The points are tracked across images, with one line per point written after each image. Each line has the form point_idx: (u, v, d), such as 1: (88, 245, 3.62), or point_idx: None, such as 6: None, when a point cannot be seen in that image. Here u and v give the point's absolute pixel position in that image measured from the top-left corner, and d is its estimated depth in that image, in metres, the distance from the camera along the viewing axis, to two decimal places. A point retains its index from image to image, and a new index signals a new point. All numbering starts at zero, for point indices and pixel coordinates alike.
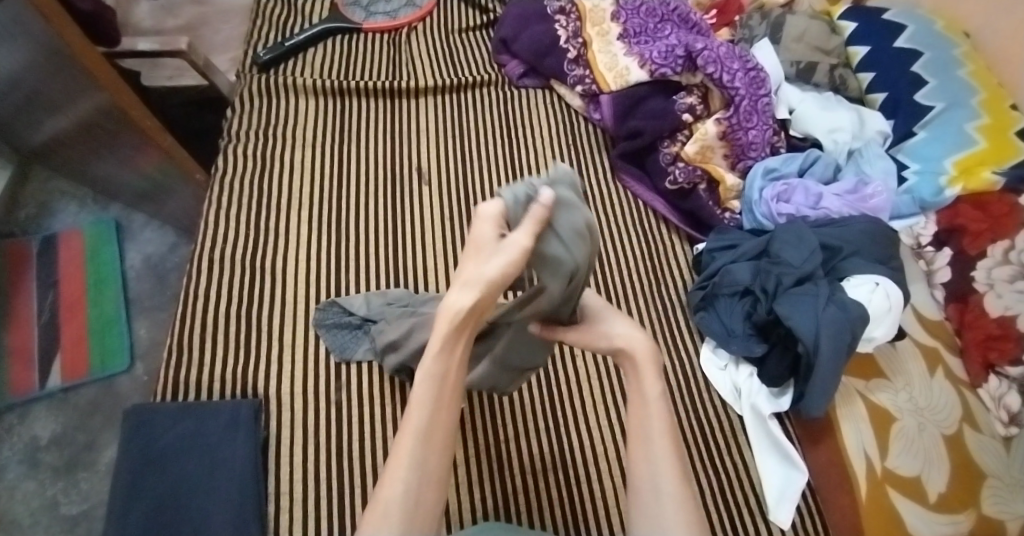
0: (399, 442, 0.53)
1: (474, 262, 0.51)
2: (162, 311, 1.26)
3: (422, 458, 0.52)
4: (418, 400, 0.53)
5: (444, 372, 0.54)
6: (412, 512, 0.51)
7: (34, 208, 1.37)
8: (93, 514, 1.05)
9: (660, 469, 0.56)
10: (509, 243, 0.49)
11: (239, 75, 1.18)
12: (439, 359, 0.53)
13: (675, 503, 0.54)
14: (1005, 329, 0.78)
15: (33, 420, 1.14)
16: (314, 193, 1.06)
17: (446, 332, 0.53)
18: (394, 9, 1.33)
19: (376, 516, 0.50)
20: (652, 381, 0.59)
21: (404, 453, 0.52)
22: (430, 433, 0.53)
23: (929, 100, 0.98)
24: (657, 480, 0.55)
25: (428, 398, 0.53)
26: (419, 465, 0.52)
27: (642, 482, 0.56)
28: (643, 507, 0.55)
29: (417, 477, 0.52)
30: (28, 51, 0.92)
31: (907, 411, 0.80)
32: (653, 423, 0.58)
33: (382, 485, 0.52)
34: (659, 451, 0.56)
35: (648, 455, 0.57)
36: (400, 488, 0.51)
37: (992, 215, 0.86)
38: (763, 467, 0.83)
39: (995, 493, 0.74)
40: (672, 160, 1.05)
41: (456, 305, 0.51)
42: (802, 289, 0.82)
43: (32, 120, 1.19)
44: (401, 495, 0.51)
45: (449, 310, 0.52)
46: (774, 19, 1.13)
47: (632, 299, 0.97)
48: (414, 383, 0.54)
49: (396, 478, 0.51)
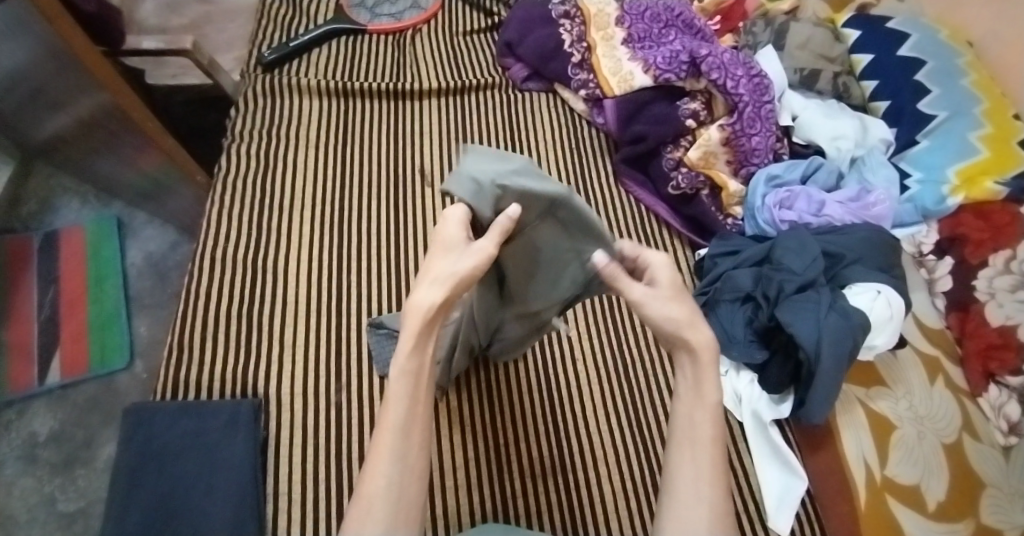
0: (377, 437, 0.52)
1: (438, 261, 0.53)
2: (162, 309, 1.25)
3: (403, 452, 0.52)
4: (394, 397, 0.53)
5: (420, 368, 0.53)
6: (397, 507, 0.51)
7: (36, 204, 1.37)
8: (91, 511, 1.04)
9: (703, 476, 0.52)
10: (475, 247, 0.53)
11: (244, 75, 1.18)
12: (416, 353, 0.53)
13: (712, 514, 0.51)
14: (1005, 338, 0.79)
15: (32, 415, 1.13)
16: (317, 193, 1.06)
17: (416, 329, 0.52)
18: (399, 10, 1.33)
19: (361, 511, 0.50)
20: (714, 387, 0.54)
21: (383, 449, 0.52)
22: (408, 429, 0.52)
23: (933, 109, 0.98)
24: (697, 487, 0.52)
25: (403, 392, 0.52)
26: (400, 459, 0.52)
27: (681, 484, 0.53)
28: (676, 508, 0.52)
29: (398, 470, 0.52)
30: (33, 49, 0.92)
31: (907, 419, 0.80)
32: (702, 429, 0.53)
33: (366, 479, 0.51)
34: (704, 459, 0.53)
35: (691, 457, 0.53)
36: (382, 481, 0.51)
37: (994, 224, 0.87)
38: (762, 472, 0.84)
39: (994, 502, 0.74)
40: (675, 165, 1.05)
41: (422, 302, 0.52)
42: (804, 297, 0.82)
43: (36, 117, 1.18)
44: (384, 490, 0.51)
45: (413, 307, 0.52)
46: (777, 27, 1.13)
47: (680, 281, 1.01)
48: (389, 381, 0.53)
49: (379, 472, 0.51)
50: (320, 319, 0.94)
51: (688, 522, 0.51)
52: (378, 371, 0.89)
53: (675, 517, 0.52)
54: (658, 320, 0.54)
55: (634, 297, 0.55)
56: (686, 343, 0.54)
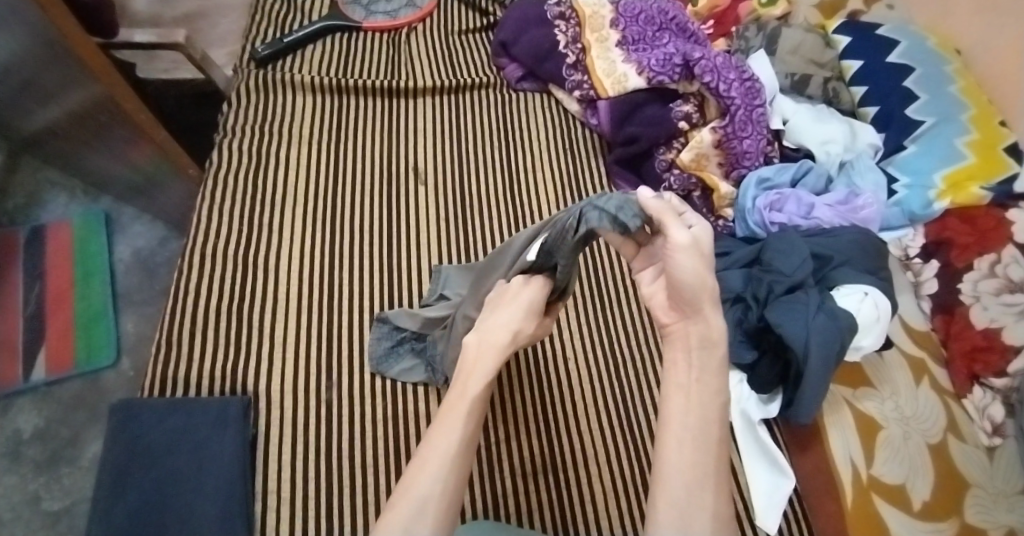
0: (430, 441, 0.51)
1: (507, 308, 0.58)
2: (150, 305, 1.24)
3: (457, 459, 0.50)
4: (456, 406, 0.53)
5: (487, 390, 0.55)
6: (444, 512, 0.48)
7: (23, 198, 1.36)
8: (75, 510, 1.03)
9: (705, 481, 0.48)
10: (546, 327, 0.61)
11: (237, 70, 1.18)
12: (490, 381, 0.54)
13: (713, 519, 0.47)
14: (990, 341, 0.80)
15: (16, 413, 1.12)
16: (309, 189, 1.06)
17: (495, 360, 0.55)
18: (394, 9, 1.33)
19: (407, 510, 0.47)
20: (720, 385, 0.51)
21: (439, 451, 0.50)
22: (466, 440, 0.52)
23: (919, 115, 1.00)
24: (702, 492, 0.48)
25: (467, 404, 0.53)
26: (454, 465, 0.50)
27: (681, 477, 0.48)
28: (674, 501, 0.47)
29: (451, 477, 0.50)
30: (24, 38, 0.91)
31: (893, 419, 0.81)
32: (709, 429, 0.50)
33: (412, 480, 0.49)
34: (707, 459, 0.48)
35: (693, 456, 0.48)
36: (434, 484, 0.49)
37: (979, 228, 0.88)
38: (750, 470, 0.85)
39: (978, 502, 0.74)
40: (667, 166, 1.07)
41: (498, 337, 0.56)
42: (792, 298, 0.83)
43: (25, 109, 1.18)
44: (436, 493, 0.49)
45: (495, 339, 0.56)
46: (770, 31, 1.16)
47: None
48: (449, 395, 0.54)
49: (430, 475, 0.49)
50: (312, 316, 0.93)
51: (689, 523, 0.46)
52: (371, 368, 0.89)
53: (676, 518, 0.47)
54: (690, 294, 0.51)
55: (683, 243, 0.50)
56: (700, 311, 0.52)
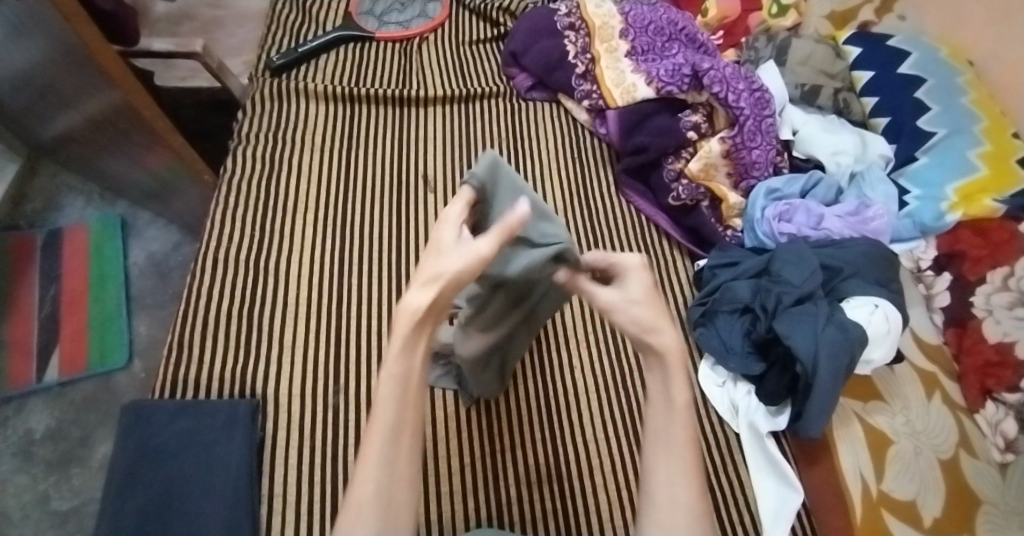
0: (366, 438, 0.49)
1: (427, 264, 0.51)
2: (163, 308, 1.26)
3: (392, 454, 0.49)
4: (382, 397, 0.49)
5: (406, 372, 0.50)
6: (387, 513, 0.47)
7: (41, 202, 1.39)
8: (85, 510, 1.04)
9: (678, 479, 0.49)
10: (472, 247, 0.51)
11: (252, 79, 1.19)
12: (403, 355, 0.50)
13: (691, 517, 0.48)
14: (1003, 356, 0.79)
15: (29, 412, 1.14)
16: (320, 196, 1.07)
17: (404, 330, 0.49)
18: (406, 19, 1.34)
19: (350, 517, 0.47)
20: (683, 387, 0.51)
21: (371, 452, 0.48)
22: (398, 429, 0.49)
23: (932, 127, 0.99)
24: (674, 489, 0.49)
25: (391, 390, 0.49)
26: (389, 462, 0.48)
27: (656, 488, 0.49)
28: (654, 511, 0.49)
29: (388, 474, 0.48)
30: (47, 47, 0.93)
31: (903, 434, 0.80)
32: (675, 426, 0.50)
33: (353, 485, 0.48)
34: (679, 460, 0.50)
35: (665, 462, 0.50)
36: (371, 486, 0.48)
37: (992, 242, 0.87)
38: (758, 483, 0.84)
39: (990, 519, 0.73)
40: (675, 176, 1.06)
41: (411, 304, 0.49)
42: (801, 309, 0.83)
43: (45, 115, 1.20)
44: (374, 495, 0.47)
45: (403, 307, 0.49)
46: (779, 42, 1.16)
47: (675, 288, 1.02)
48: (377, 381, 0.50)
49: (368, 477, 0.48)
50: (320, 321, 0.94)
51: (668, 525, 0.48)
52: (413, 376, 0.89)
53: (655, 522, 0.49)
54: (625, 323, 0.54)
55: (600, 303, 0.55)
56: (653, 349, 0.52)
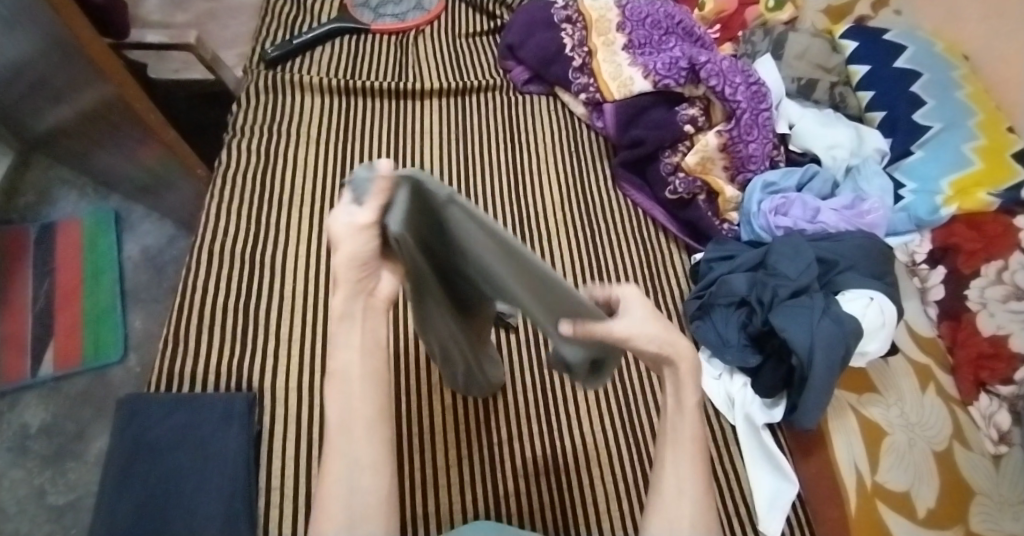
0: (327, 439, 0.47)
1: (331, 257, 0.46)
2: (158, 303, 1.25)
3: (355, 449, 0.47)
4: (333, 394, 0.48)
5: (348, 369, 0.47)
6: (359, 512, 0.46)
7: (33, 196, 1.38)
8: (80, 505, 1.04)
9: (684, 471, 0.52)
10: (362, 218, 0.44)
11: (246, 71, 1.19)
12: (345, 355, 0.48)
13: (696, 507, 0.51)
14: (997, 348, 0.79)
15: (24, 407, 1.13)
16: (317, 187, 1.07)
17: (339, 332, 0.48)
18: (403, 11, 1.34)
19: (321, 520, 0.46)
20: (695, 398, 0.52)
21: (334, 451, 0.47)
22: (352, 424, 0.47)
23: (928, 120, 0.99)
24: (681, 475, 0.52)
25: (338, 388, 0.47)
26: (353, 459, 0.47)
27: (664, 481, 0.52)
28: (662, 506, 0.51)
29: (356, 470, 0.47)
30: (38, 38, 0.92)
31: (898, 426, 0.80)
32: (684, 428, 0.52)
33: (322, 487, 0.47)
34: (687, 455, 0.52)
35: (674, 456, 0.52)
36: (341, 484, 0.46)
37: (987, 235, 0.87)
38: (754, 477, 0.84)
39: (983, 510, 0.74)
40: (672, 170, 1.06)
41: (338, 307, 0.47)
42: (797, 302, 0.83)
43: (37, 107, 1.19)
44: (347, 493, 0.46)
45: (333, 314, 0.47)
46: (776, 36, 1.16)
47: (671, 291, 1.01)
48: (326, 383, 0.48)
49: (337, 477, 0.46)
50: (317, 314, 0.94)
51: (673, 522, 0.50)
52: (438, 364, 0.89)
53: (659, 516, 0.51)
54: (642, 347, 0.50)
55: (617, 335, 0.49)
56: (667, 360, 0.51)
